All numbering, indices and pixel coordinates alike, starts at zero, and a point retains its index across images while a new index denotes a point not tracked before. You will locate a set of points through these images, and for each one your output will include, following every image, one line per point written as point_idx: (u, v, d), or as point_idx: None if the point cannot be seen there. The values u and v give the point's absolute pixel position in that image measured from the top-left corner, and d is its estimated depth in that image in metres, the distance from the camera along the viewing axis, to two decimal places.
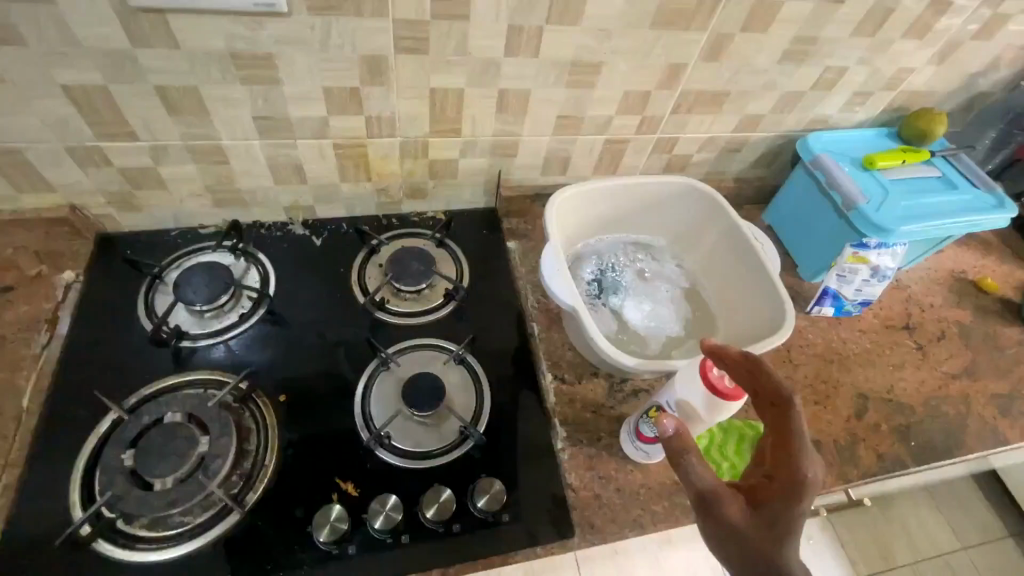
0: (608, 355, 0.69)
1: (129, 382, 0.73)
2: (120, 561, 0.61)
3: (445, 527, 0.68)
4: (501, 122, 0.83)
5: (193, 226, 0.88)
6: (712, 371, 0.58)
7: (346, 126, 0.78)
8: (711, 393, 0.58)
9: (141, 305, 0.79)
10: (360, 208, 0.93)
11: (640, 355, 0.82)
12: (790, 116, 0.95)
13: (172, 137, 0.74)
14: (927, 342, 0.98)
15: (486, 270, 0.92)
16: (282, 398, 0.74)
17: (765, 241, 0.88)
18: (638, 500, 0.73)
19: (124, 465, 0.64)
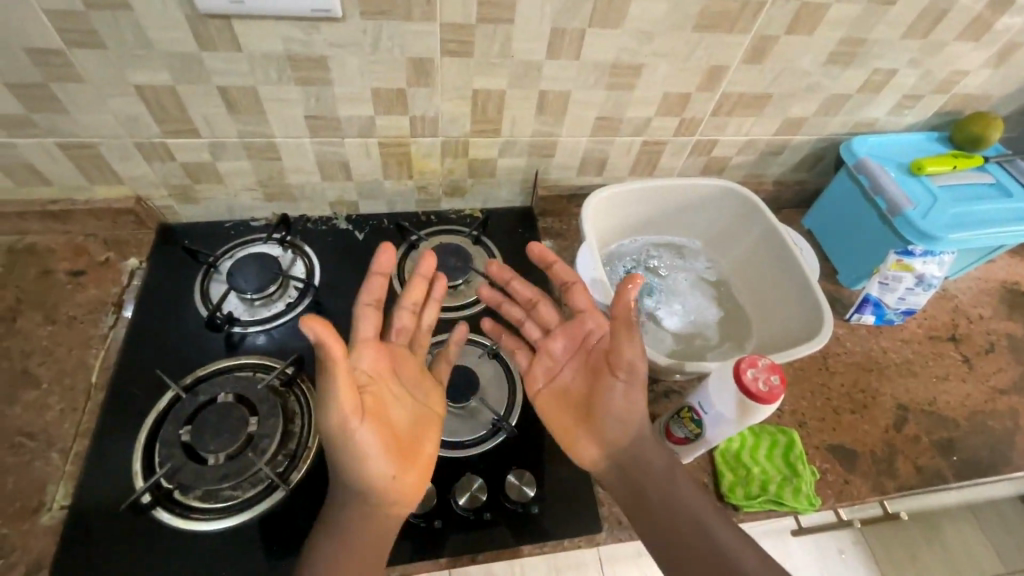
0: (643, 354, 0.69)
1: (184, 363, 0.78)
2: (177, 528, 0.65)
3: (476, 515, 0.70)
4: (540, 123, 0.84)
5: (245, 219, 0.93)
6: (746, 373, 0.57)
7: (392, 125, 0.81)
8: (740, 394, 0.57)
9: (197, 292, 0.84)
10: (401, 204, 0.96)
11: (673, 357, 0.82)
12: (834, 120, 0.93)
13: (230, 135, 0.78)
14: (973, 355, 0.95)
15: (520, 269, 0.94)
16: (324, 384, 0.78)
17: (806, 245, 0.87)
18: None
19: (181, 440, 0.68)
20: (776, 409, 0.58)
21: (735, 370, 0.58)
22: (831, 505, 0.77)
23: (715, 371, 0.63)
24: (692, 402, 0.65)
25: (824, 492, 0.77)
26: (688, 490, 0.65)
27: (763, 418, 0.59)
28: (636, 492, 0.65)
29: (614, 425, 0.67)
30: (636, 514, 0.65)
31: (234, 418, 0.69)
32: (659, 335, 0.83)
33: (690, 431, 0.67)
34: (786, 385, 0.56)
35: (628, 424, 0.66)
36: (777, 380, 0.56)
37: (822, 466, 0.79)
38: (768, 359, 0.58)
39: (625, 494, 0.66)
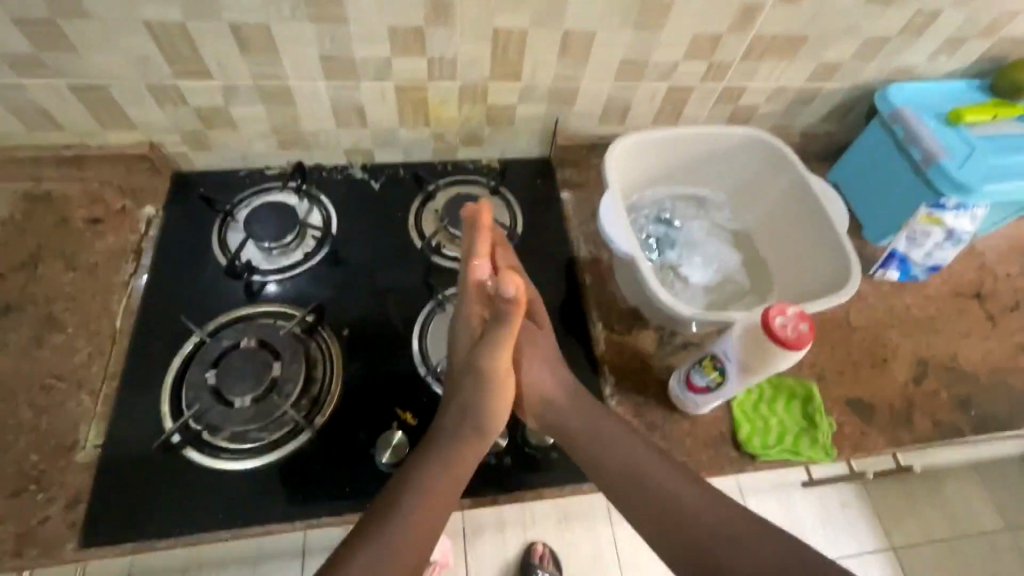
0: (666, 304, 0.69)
1: (206, 309, 0.78)
2: (207, 467, 0.67)
3: (497, 459, 0.73)
4: (563, 67, 0.81)
5: (259, 167, 0.91)
6: (775, 321, 0.57)
7: (409, 68, 0.78)
8: (768, 341, 0.57)
9: (215, 240, 0.83)
10: (417, 153, 0.94)
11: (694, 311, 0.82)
12: (870, 65, 0.89)
13: (243, 78, 0.76)
14: (998, 312, 0.94)
15: (538, 220, 0.93)
16: (345, 332, 0.78)
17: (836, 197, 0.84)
18: (683, 448, 0.75)
19: (207, 383, 0.69)
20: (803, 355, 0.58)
21: (763, 317, 0.58)
22: (847, 456, 0.77)
23: (741, 321, 0.63)
24: (715, 350, 0.66)
25: (841, 443, 0.78)
26: (721, 513, 0.64)
27: (790, 364, 0.60)
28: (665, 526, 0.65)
29: (618, 464, 0.68)
30: (668, 547, 0.65)
31: (258, 363, 0.71)
32: (691, 292, 0.84)
33: (712, 380, 0.67)
34: (814, 333, 0.56)
35: (631, 458, 0.68)
36: (806, 327, 0.56)
37: (840, 418, 0.80)
38: (798, 307, 0.58)
39: (653, 532, 0.66)
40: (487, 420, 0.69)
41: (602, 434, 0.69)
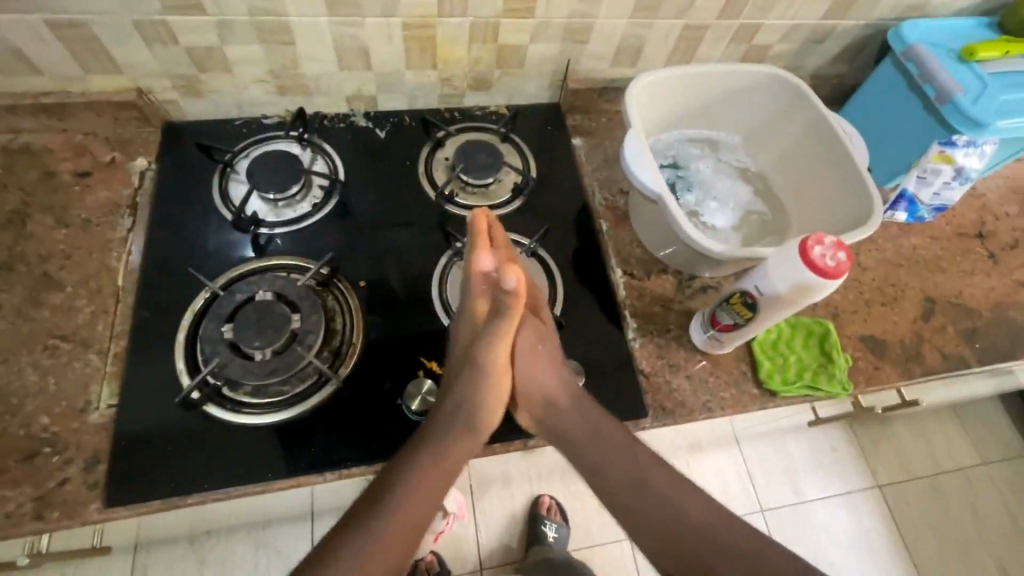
0: (697, 243, 0.68)
1: (213, 264, 0.75)
2: (230, 423, 0.65)
3: (526, 404, 0.72)
4: (577, 1, 0.78)
5: (256, 116, 0.86)
6: (814, 250, 0.56)
7: (417, 3, 0.74)
8: (804, 275, 0.57)
9: (216, 193, 0.79)
10: (423, 100, 0.90)
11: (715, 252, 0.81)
12: (884, 0, 0.87)
13: (239, 13, 0.71)
14: (999, 250, 0.96)
15: (551, 167, 0.90)
16: (362, 284, 0.75)
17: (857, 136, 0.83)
18: (707, 387, 0.75)
19: (224, 337, 0.66)
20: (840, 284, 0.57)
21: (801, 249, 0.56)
22: (862, 390, 0.80)
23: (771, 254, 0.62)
24: (744, 287, 0.65)
25: (856, 378, 0.80)
26: (718, 523, 0.65)
27: (825, 295, 0.59)
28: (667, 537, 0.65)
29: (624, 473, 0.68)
30: (668, 557, 0.65)
31: (276, 315, 0.68)
32: (721, 235, 0.82)
33: (740, 317, 0.66)
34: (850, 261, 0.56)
35: (638, 473, 0.68)
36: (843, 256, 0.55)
37: (854, 354, 0.81)
38: (834, 236, 0.56)
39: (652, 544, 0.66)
40: (476, 419, 0.67)
41: (612, 450, 0.68)
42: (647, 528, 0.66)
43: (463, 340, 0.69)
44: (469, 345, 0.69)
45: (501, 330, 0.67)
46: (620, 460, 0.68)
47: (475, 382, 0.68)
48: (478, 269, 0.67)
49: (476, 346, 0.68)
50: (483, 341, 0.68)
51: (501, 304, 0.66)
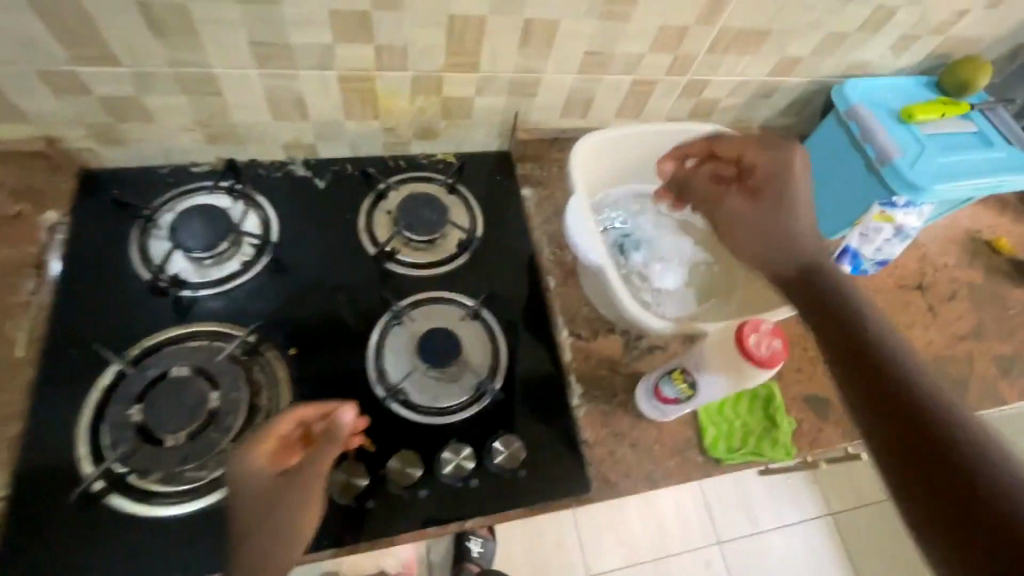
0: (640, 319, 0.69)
1: (129, 332, 0.69)
2: (137, 515, 0.60)
3: (463, 482, 0.68)
4: (524, 57, 0.75)
5: (184, 164, 0.80)
6: (750, 338, 0.60)
7: (355, 57, 0.70)
8: (751, 361, 0.60)
9: (135, 251, 0.74)
10: (366, 147, 0.86)
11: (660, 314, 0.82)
12: (829, 61, 0.88)
13: (157, 64, 0.65)
14: (937, 303, 0.98)
15: (500, 219, 0.87)
16: (292, 352, 0.71)
17: None
18: (651, 456, 0.74)
19: (132, 421, 0.61)
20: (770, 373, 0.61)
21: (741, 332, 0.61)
22: (805, 452, 0.80)
23: (712, 337, 0.64)
24: (682, 363, 0.66)
25: (799, 441, 0.80)
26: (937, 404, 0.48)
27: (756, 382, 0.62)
28: (871, 376, 0.51)
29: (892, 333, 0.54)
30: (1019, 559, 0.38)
31: (191, 395, 0.63)
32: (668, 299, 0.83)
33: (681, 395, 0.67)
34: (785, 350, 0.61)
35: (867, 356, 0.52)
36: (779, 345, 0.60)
37: (798, 416, 0.81)
38: (770, 324, 0.61)
39: (868, 408, 0.50)
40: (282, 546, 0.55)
41: (837, 339, 0.56)
42: (864, 392, 0.51)
43: (268, 477, 0.56)
44: (273, 485, 0.56)
45: (317, 472, 0.57)
46: (833, 355, 0.55)
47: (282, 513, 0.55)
48: (308, 408, 0.59)
49: (283, 485, 0.56)
50: (295, 479, 0.56)
51: (328, 442, 0.58)
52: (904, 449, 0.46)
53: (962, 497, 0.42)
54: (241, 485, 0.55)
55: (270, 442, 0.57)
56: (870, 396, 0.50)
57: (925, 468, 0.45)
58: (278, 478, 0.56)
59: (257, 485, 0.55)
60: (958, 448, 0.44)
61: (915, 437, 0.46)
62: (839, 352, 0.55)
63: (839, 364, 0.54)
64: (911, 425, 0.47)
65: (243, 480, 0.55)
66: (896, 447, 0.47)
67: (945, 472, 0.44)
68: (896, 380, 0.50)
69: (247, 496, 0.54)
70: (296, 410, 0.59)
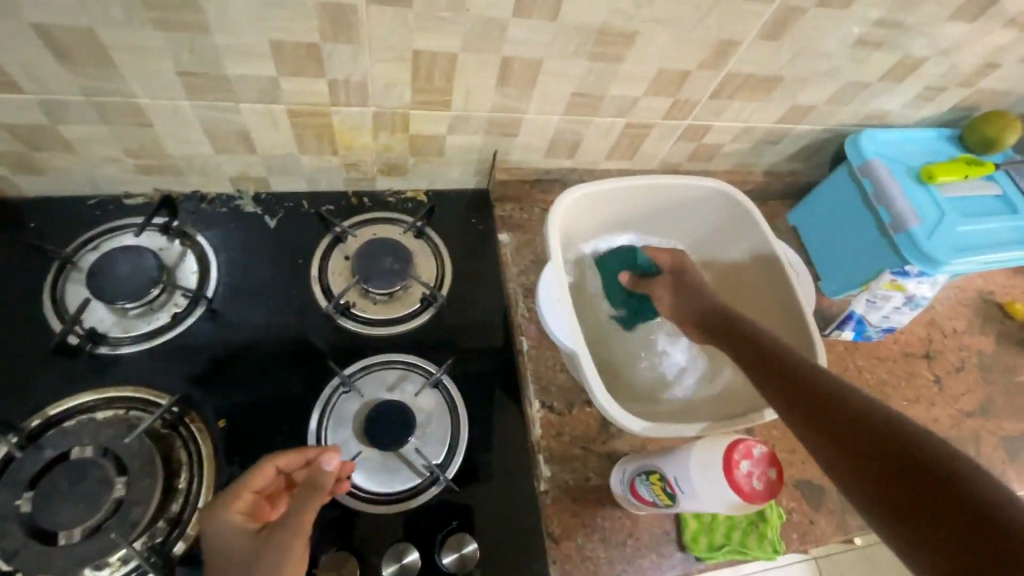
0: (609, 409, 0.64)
1: (35, 395, 0.61)
2: None
3: None
4: (502, 96, 0.66)
5: (115, 195, 0.71)
6: (740, 468, 0.52)
7: (304, 90, 0.61)
8: (737, 494, 0.52)
9: (49, 298, 0.65)
10: (324, 182, 0.76)
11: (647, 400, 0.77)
12: (845, 109, 0.80)
13: (70, 91, 0.56)
14: (945, 375, 0.90)
15: (472, 267, 0.78)
16: (221, 424, 0.63)
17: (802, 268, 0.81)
18: (623, 553, 0.66)
19: (20, 513, 0.53)
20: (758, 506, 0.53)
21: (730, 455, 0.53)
22: (793, 548, 0.72)
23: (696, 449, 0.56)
24: (663, 471, 0.58)
25: (789, 535, 0.72)
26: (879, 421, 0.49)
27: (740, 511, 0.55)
28: (837, 420, 0.51)
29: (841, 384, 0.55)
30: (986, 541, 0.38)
31: (92, 483, 0.55)
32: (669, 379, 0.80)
33: (659, 500, 0.60)
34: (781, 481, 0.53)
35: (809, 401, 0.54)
36: (775, 476, 0.52)
37: (789, 505, 0.74)
38: (763, 449, 0.53)
39: (841, 454, 0.49)
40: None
41: (784, 397, 0.57)
42: (836, 439, 0.50)
43: (247, 536, 0.50)
44: (253, 543, 0.49)
45: (300, 523, 0.48)
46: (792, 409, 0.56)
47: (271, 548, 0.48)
48: (287, 457, 0.54)
49: (264, 542, 0.48)
50: (275, 533, 0.48)
51: (310, 491, 0.50)
52: (894, 489, 0.44)
53: (960, 518, 0.40)
54: (217, 551, 0.49)
55: (246, 498, 0.52)
56: (846, 437, 0.49)
57: (922, 502, 0.42)
58: (258, 536, 0.49)
59: (236, 550, 0.49)
60: (948, 469, 0.43)
61: (898, 471, 0.45)
62: (795, 407, 0.55)
63: (808, 423, 0.54)
64: (893, 457, 0.46)
65: (222, 548, 0.49)
66: (883, 485, 0.45)
67: (943, 490, 0.42)
68: (869, 419, 0.49)
69: (226, 563, 0.48)
70: (274, 460, 0.54)
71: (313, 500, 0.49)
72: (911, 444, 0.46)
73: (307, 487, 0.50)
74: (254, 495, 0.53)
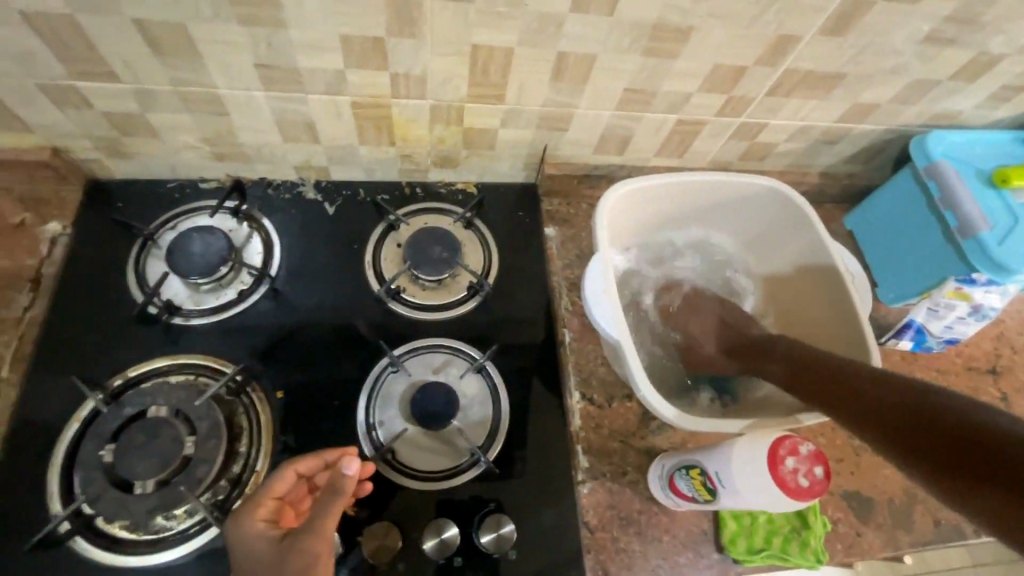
0: (653, 406, 0.64)
1: (118, 359, 0.67)
2: (99, 562, 0.57)
3: (445, 559, 0.62)
4: (554, 92, 0.68)
5: (192, 179, 0.77)
6: (784, 464, 0.52)
7: (367, 83, 0.64)
8: (782, 490, 0.51)
9: (131, 271, 0.71)
10: (380, 173, 0.80)
11: (683, 405, 0.77)
12: (911, 109, 0.76)
13: (159, 82, 0.62)
14: (1013, 392, 0.84)
15: (519, 259, 0.80)
16: (279, 395, 0.67)
17: (858, 273, 0.79)
18: (658, 549, 0.66)
19: (103, 462, 0.59)
20: (802, 506, 0.53)
21: (775, 453, 0.52)
22: (837, 559, 0.69)
23: (739, 445, 0.56)
24: (704, 466, 0.58)
25: (833, 545, 0.70)
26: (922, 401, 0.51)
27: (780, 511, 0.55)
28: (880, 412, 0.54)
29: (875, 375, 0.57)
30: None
31: (166, 439, 0.60)
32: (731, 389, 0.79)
33: (699, 495, 0.59)
34: (828, 478, 0.52)
35: (850, 393, 0.57)
36: (822, 474, 0.52)
37: (834, 515, 0.71)
38: (811, 447, 0.53)
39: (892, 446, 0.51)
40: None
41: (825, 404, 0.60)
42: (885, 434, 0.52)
43: (271, 542, 0.52)
44: (278, 549, 0.52)
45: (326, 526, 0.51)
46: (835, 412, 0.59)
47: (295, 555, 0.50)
48: (305, 461, 0.57)
49: (287, 548, 0.51)
50: (299, 539, 0.51)
51: (331, 496, 0.52)
52: (946, 464, 0.46)
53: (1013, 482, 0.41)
54: (245, 556, 0.52)
55: (269, 505, 0.55)
56: (907, 433, 0.50)
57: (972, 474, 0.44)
58: (281, 542, 0.52)
59: (261, 556, 0.52)
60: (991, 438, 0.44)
61: (946, 450, 0.47)
62: (839, 409, 0.58)
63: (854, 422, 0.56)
64: (939, 439, 0.48)
65: (248, 554, 0.52)
66: (935, 467, 0.47)
67: (989, 457, 0.44)
68: (910, 403, 0.52)
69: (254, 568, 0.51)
70: (293, 465, 0.57)
71: (333, 504, 0.51)
72: (953, 421, 0.47)
73: (328, 492, 0.52)
74: (277, 502, 0.56)
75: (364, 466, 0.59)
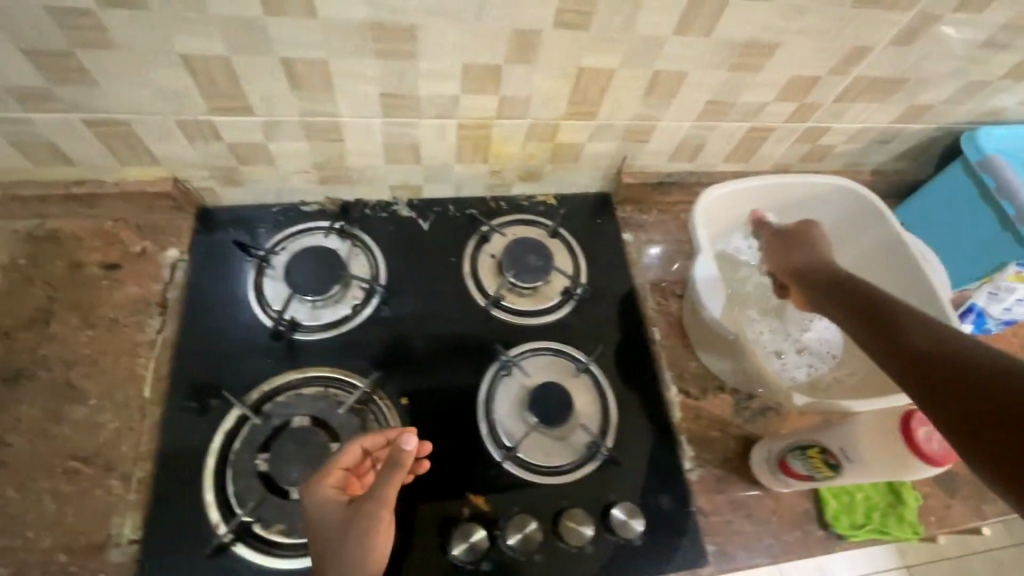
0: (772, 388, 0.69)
1: (248, 374, 0.70)
2: (257, 565, 0.61)
3: (578, 547, 0.66)
4: (644, 107, 0.73)
5: (294, 203, 0.81)
6: (919, 435, 0.59)
7: (476, 106, 0.69)
8: (918, 457, 0.58)
9: (252, 292, 0.75)
10: (468, 188, 0.84)
11: None
12: (962, 108, 0.82)
13: (289, 113, 0.66)
14: None
15: (604, 263, 0.84)
16: (404, 401, 0.71)
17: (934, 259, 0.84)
18: (769, 529, 0.70)
19: (258, 470, 0.63)
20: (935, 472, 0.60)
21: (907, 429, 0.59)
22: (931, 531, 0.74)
23: (863, 421, 0.63)
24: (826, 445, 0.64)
25: (926, 518, 0.74)
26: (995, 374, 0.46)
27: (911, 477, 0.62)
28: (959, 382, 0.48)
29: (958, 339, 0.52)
30: None
31: (313, 447, 0.64)
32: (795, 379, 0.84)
33: (817, 471, 0.65)
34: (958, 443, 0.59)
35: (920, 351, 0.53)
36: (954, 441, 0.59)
37: (924, 490, 0.76)
38: None
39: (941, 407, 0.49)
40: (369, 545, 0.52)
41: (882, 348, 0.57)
42: (937, 397, 0.49)
43: (340, 507, 0.55)
44: (345, 515, 0.54)
45: (387, 495, 0.53)
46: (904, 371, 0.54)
47: (355, 522, 0.53)
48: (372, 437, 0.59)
49: (354, 513, 0.53)
50: (366, 504, 0.53)
51: (395, 465, 0.53)
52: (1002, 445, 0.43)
53: None
54: (316, 522, 0.54)
55: (336, 474, 0.57)
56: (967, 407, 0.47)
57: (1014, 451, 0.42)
58: (349, 506, 0.55)
59: (331, 520, 0.54)
60: None
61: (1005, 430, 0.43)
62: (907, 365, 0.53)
63: (915, 375, 0.52)
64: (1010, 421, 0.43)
65: (316, 517, 0.55)
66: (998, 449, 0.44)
67: None
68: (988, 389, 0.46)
69: (322, 532, 0.54)
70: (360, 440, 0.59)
71: (396, 475, 0.53)
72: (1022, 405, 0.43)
73: (390, 463, 0.54)
74: (345, 472, 0.58)
75: (422, 445, 0.60)
